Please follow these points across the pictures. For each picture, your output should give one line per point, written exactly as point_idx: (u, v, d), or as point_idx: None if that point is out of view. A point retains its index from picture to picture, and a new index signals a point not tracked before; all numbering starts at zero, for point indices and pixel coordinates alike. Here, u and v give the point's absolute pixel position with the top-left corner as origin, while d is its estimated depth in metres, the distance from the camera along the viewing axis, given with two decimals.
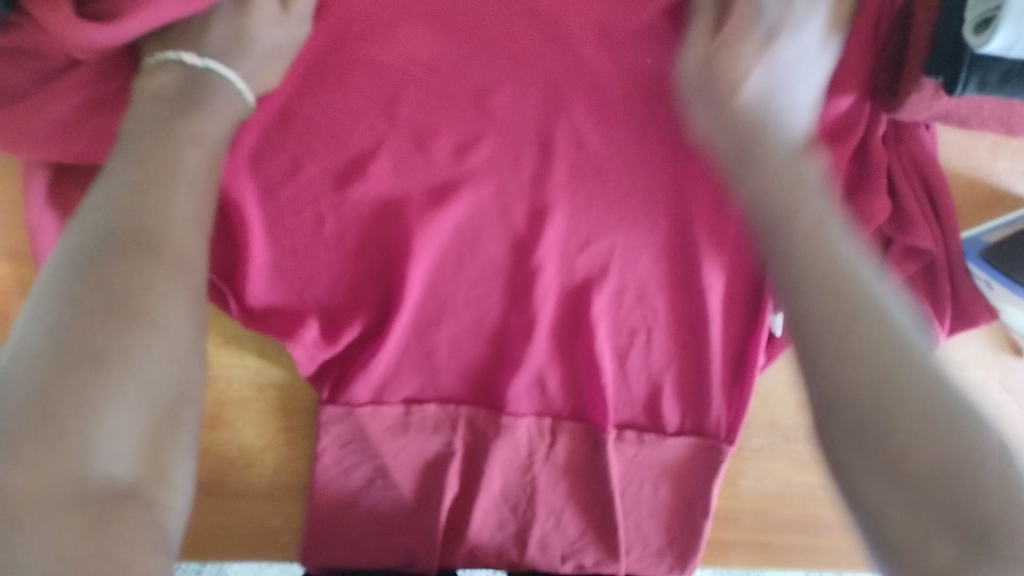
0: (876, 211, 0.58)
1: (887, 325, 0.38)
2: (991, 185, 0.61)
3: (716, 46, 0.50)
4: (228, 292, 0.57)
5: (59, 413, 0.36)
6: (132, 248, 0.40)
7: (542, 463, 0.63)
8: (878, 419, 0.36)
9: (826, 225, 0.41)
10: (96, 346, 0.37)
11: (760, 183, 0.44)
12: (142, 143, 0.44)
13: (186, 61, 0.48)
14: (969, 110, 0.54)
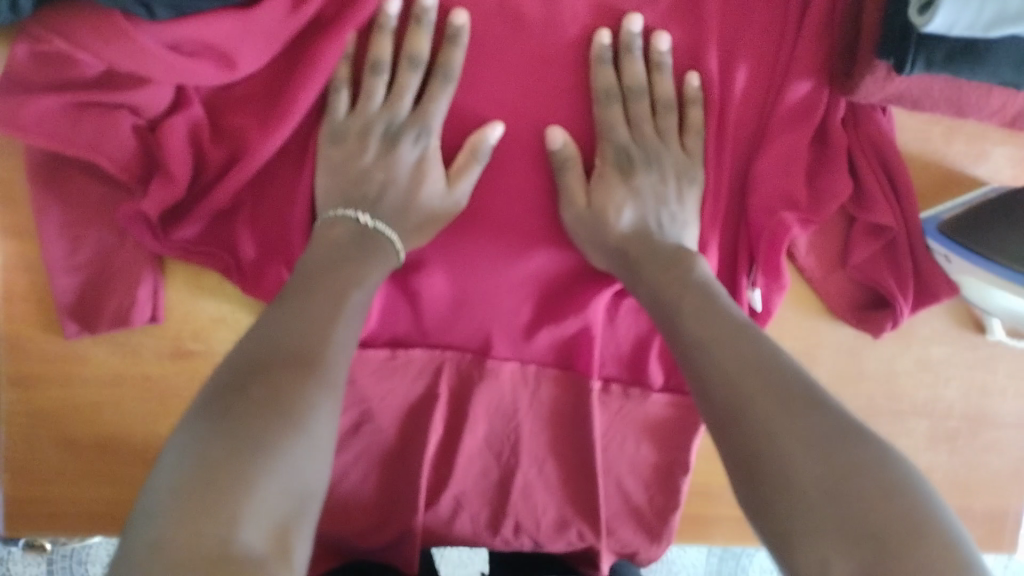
0: (839, 189, 0.61)
1: (767, 363, 0.47)
2: (946, 170, 0.65)
3: (593, 209, 0.58)
4: (231, 268, 0.57)
5: (217, 482, 0.38)
6: (297, 362, 0.44)
7: (526, 438, 0.65)
8: (766, 446, 0.43)
9: (715, 295, 0.53)
10: (244, 431, 0.40)
11: (682, 272, 0.55)
12: (335, 270, 0.50)
13: (359, 219, 0.56)
14: (920, 91, 0.58)
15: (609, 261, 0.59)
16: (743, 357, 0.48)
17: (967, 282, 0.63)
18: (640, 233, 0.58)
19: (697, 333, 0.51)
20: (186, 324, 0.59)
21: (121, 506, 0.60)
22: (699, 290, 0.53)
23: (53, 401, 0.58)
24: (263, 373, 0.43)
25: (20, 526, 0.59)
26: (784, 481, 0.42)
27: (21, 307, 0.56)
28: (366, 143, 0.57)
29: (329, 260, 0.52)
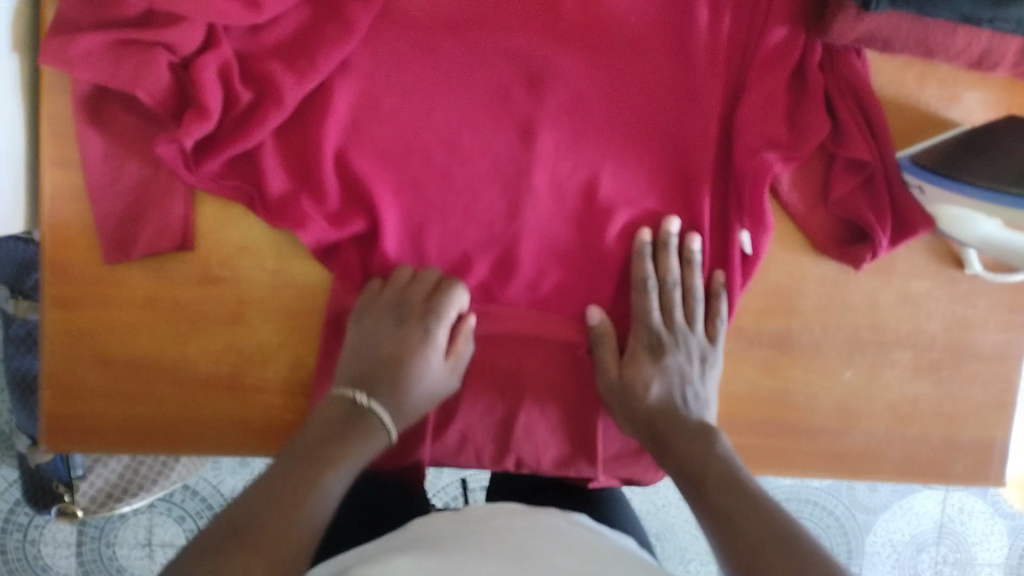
0: (818, 126, 0.66)
1: (773, 526, 0.53)
2: (920, 110, 0.69)
3: (623, 380, 0.67)
4: (255, 195, 0.63)
5: (252, 510, 0.52)
6: (352, 412, 0.61)
7: (531, 366, 0.69)
8: (728, 522, 0.54)
9: (738, 471, 0.59)
10: (308, 446, 0.58)
11: (695, 449, 0.62)
12: (335, 432, 0.59)
13: (357, 399, 0.62)
14: (889, 31, 0.63)
15: (641, 436, 0.66)
16: (766, 529, 0.52)
17: (939, 213, 0.67)
18: (663, 410, 0.66)
19: (706, 505, 0.57)
20: (214, 251, 0.64)
21: (149, 423, 0.65)
22: (703, 441, 0.62)
23: (92, 320, 0.63)
24: (283, 487, 0.54)
25: (59, 439, 0.65)
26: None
27: (65, 232, 0.62)
28: (381, 321, 0.64)
29: (324, 449, 0.58)
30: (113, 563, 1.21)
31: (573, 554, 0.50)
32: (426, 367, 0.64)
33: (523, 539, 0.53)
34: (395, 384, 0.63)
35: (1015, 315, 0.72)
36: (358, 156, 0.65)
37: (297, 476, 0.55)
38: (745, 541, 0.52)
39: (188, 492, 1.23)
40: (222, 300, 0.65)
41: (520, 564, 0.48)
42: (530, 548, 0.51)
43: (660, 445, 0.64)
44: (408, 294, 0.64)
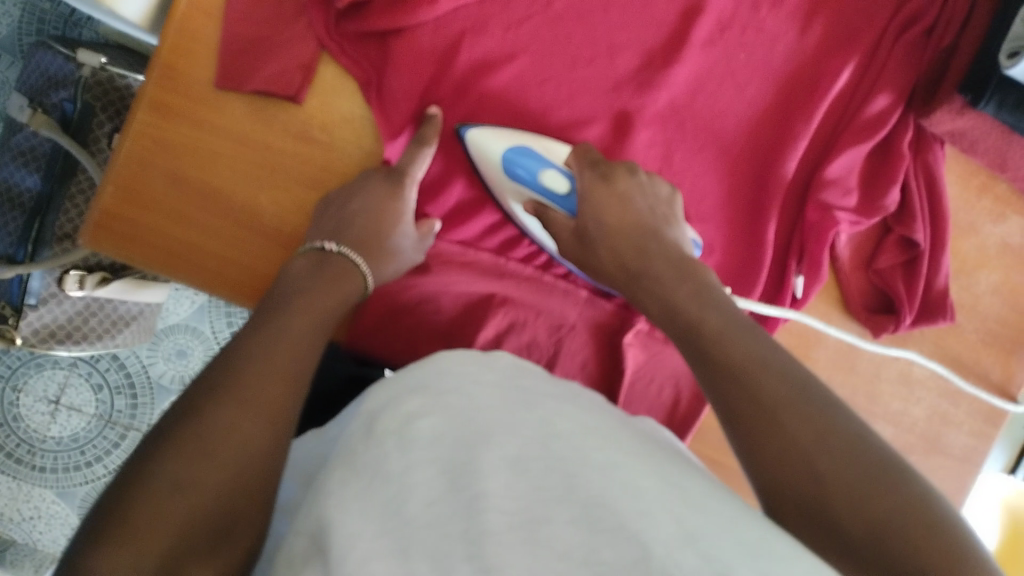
0: (887, 201, 0.71)
1: (812, 442, 0.44)
2: (974, 216, 0.76)
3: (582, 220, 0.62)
4: (375, 80, 0.64)
5: (203, 397, 0.44)
6: (314, 252, 0.59)
7: (569, 329, 0.71)
8: (808, 441, 0.44)
9: (732, 319, 0.52)
10: (275, 305, 0.53)
11: (719, 344, 0.50)
12: (295, 275, 0.56)
13: (326, 246, 0.59)
14: (977, 134, 0.70)
15: (676, 330, 0.54)
16: (803, 423, 0.45)
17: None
18: (691, 296, 0.55)
19: (748, 440, 0.46)
20: (320, 114, 0.65)
21: (192, 251, 0.65)
22: (742, 331, 0.51)
23: (181, 135, 0.63)
24: (233, 372, 0.46)
25: (104, 240, 0.63)
26: (830, 532, 0.42)
27: (182, 42, 0.62)
28: (366, 199, 0.62)
29: (315, 313, 0.53)
30: (12, 410, 1.17)
31: (608, 444, 0.45)
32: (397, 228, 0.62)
33: (560, 415, 0.48)
34: (365, 239, 0.61)
35: (987, 426, 0.79)
36: (489, 81, 0.65)
37: (250, 354, 0.48)
38: (871, 518, 0.41)
39: (112, 361, 1.20)
40: (306, 161, 0.66)
41: (551, 447, 0.44)
42: (560, 426, 0.46)
43: (690, 340, 0.52)
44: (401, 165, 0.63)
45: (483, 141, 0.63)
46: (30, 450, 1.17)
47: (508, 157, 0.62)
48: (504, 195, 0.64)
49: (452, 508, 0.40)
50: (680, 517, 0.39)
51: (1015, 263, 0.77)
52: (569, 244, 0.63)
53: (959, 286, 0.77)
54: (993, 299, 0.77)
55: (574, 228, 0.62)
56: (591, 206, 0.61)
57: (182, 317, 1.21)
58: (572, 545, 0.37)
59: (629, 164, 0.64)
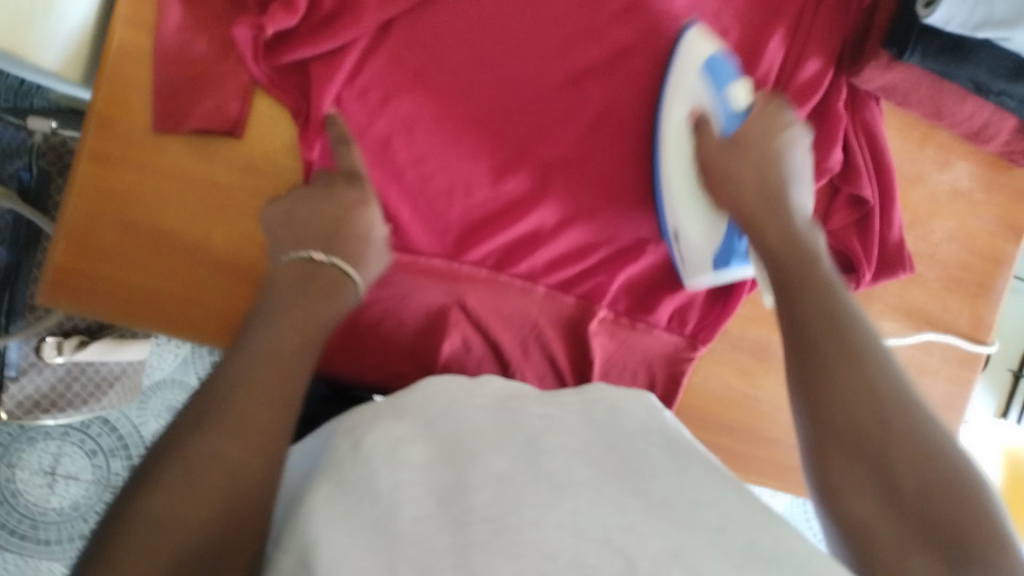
0: (831, 161, 0.72)
1: (878, 394, 0.50)
2: (919, 166, 0.77)
3: (735, 141, 0.64)
4: (303, 109, 0.65)
5: (192, 424, 0.44)
6: (305, 263, 0.58)
7: (534, 328, 0.72)
8: (877, 398, 0.49)
9: (836, 283, 0.58)
10: (266, 317, 0.53)
11: (816, 287, 0.57)
12: (282, 291, 0.55)
13: (315, 257, 0.58)
14: (909, 86, 0.71)
15: (777, 278, 0.59)
16: (875, 379, 0.50)
17: (697, 256, 0.68)
18: (790, 244, 0.61)
19: (833, 379, 0.51)
20: (258, 146, 0.66)
21: (157, 298, 0.66)
22: (827, 282, 0.57)
23: (128, 186, 0.64)
24: (219, 395, 0.46)
25: (65, 298, 0.65)
26: (879, 471, 0.47)
27: (116, 94, 0.63)
28: (329, 203, 0.61)
29: (302, 326, 0.52)
30: (9, 486, 1.16)
31: (589, 457, 0.49)
32: (371, 226, 0.61)
33: (545, 432, 0.51)
34: (346, 248, 0.59)
35: (964, 371, 0.80)
36: (422, 93, 0.65)
37: (236, 374, 0.47)
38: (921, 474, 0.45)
39: (104, 426, 1.20)
40: (255, 196, 0.67)
41: (537, 462, 0.48)
42: (545, 442, 0.50)
43: (794, 286, 0.58)
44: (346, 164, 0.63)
45: (698, 40, 0.65)
46: (32, 524, 1.16)
47: (711, 56, 0.64)
48: (671, 93, 0.67)
49: (441, 526, 0.42)
50: (665, 531, 0.42)
51: (967, 207, 0.78)
52: (715, 148, 0.64)
53: (915, 237, 0.77)
54: (951, 245, 0.78)
55: (727, 146, 0.64)
56: (755, 133, 0.64)
57: (167, 372, 1.21)
58: (559, 548, 0.41)
59: (807, 129, 0.66)
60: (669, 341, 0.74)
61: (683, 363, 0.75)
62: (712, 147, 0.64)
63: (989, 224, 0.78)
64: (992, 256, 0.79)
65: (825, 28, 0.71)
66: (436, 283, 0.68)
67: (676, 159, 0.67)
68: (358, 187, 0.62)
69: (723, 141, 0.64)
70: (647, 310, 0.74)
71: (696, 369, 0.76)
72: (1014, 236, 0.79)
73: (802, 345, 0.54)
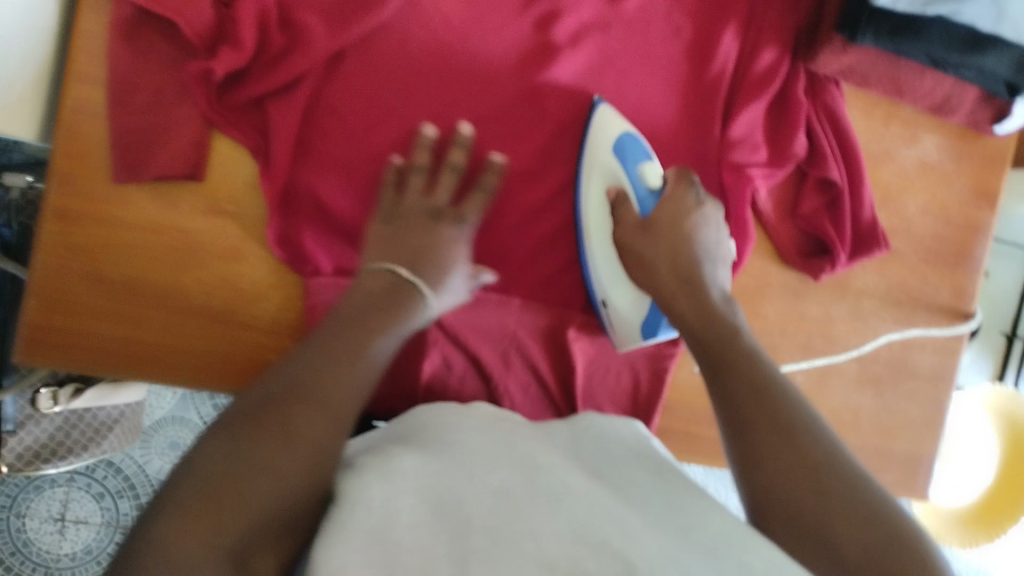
0: (796, 146, 0.72)
1: (812, 463, 0.49)
2: (886, 144, 0.77)
3: (646, 223, 0.64)
4: (264, 149, 0.64)
5: (270, 414, 0.43)
6: (389, 278, 0.57)
7: (514, 341, 0.72)
8: (810, 466, 0.49)
9: (759, 349, 0.57)
10: (350, 321, 0.52)
11: (741, 358, 0.56)
12: (351, 300, 0.54)
13: (399, 271, 0.58)
14: (867, 66, 0.70)
15: (705, 352, 0.58)
16: (808, 448, 0.50)
17: (629, 325, 0.68)
18: (706, 317, 0.59)
19: (761, 457, 0.50)
20: (222, 185, 0.66)
21: (134, 347, 0.66)
22: (750, 353, 0.56)
23: (95, 238, 0.64)
24: (291, 392, 0.45)
25: (44, 353, 0.65)
26: (822, 541, 0.46)
27: (74, 148, 0.63)
28: (416, 222, 0.61)
29: (370, 330, 0.52)
30: (20, 536, 1.15)
31: (582, 473, 0.50)
32: (456, 260, 0.61)
33: (537, 449, 0.52)
34: (428, 268, 0.59)
35: (949, 342, 0.80)
36: (381, 120, 0.66)
37: (315, 373, 0.47)
38: (866, 544, 0.45)
39: (109, 468, 1.20)
40: (222, 238, 0.67)
41: (532, 478, 0.48)
42: (539, 459, 0.50)
43: (725, 357, 0.56)
44: (405, 206, 0.62)
45: (610, 115, 0.67)
46: (46, 572, 1.15)
47: (620, 136, 0.66)
48: (591, 168, 0.67)
49: (439, 534, 0.43)
50: (662, 541, 0.43)
51: (937, 179, 0.78)
52: (629, 228, 0.64)
53: (889, 214, 0.77)
54: (925, 218, 0.78)
55: (639, 220, 0.64)
56: (668, 214, 0.64)
57: (167, 410, 1.21)
58: (557, 553, 0.41)
59: (717, 203, 0.67)
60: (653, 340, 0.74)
61: (666, 359, 0.74)
62: (627, 222, 0.64)
63: (961, 194, 0.78)
64: (967, 225, 0.79)
65: (779, 16, 0.71)
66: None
67: (604, 228, 0.67)
68: (460, 228, 0.63)
69: (632, 212, 0.64)
70: None
71: (681, 366, 0.76)
72: (987, 204, 0.79)
73: (732, 417, 0.53)
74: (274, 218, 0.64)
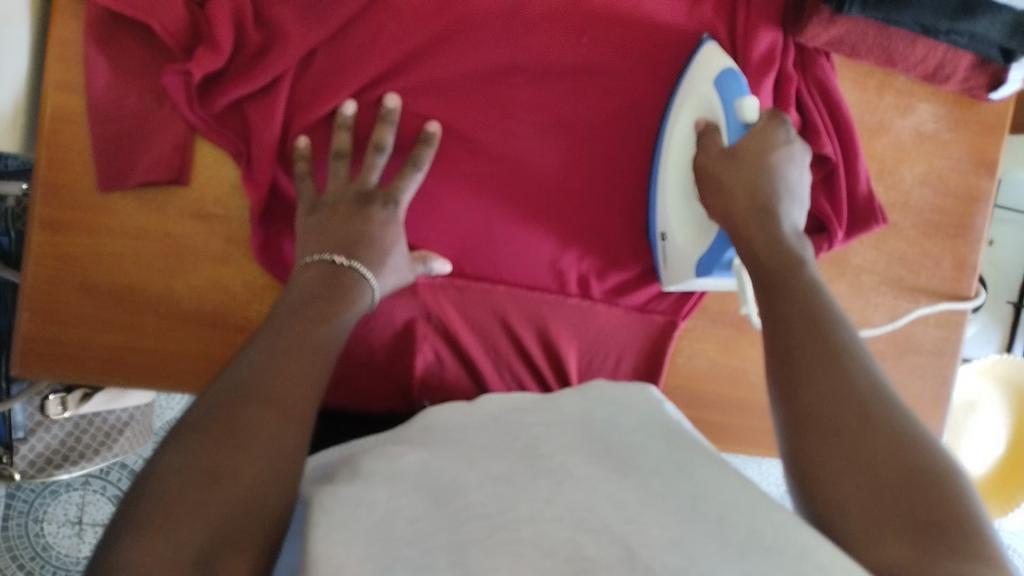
0: (789, 121, 0.71)
1: (855, 385, 0.49)
2: (881, 115, 0.75)
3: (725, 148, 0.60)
4: (245, 153, 0.64)
5: (218, 424, 0.43)
6: (332, 269, 0.57)
7: (509, 332, 0.72)
8: (857, 387, 0.49)
9: (820, 283, 0.57)
10: (291, 318, 0.52)
11: (793, 284, 0.56)
12: (291, 294, 0.55)
13: (336, 260, 0.58)
14: (856, 37, 0.69)
15: (762, 279, 0.58)
16: (856, 372, 0.50)
17: (680, 260, 0.67)
18: (774, 245, 0.58)
19: (813, 379, 0.50)
20: (208, 188, 0.66)
21: (129, 353, 0.67)
22: (803, 277, 0.57)
23: (84, 247, 0.64)
24: (240, 397, 0.45)
25: (39, 364, 0.65)
26: (856, 458, 0.46)
27: (58, 158, 0.63)
28: (340, 210, 0.60)
29: (313, 323, 0.52)
30: (39, 541, 1.13)
31: (586, 453, 0.46)
32: (392, 244, 0.61)
33: (542, 436, 0.49)
34: (372, 253, 0.59)
35: (953, 314, 0.78)
36: (362, 115, 0.65)
37: (260, 374, 0.46)
38: (901, 461, 0.45)
39: (123, 470, 1.17)
40: (212, 242, 0.66)
41: (534, 464, 0.45)
42: (542, 446, 0.48)
43: (784, 283, 0.56)
44: (328, 198, 0.61)
45: (715, 52, 0.64)
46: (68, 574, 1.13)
47: (726, 68, 0.61)
48: (696, 91, 0.64)
49: (437, 523, 0.40)
50: (664, 520, 0.39)
51: (934, 149, 0.76)
52: (714, 156, 0.60)
53: (885, 187, 0.76)
54: (923, 189, 0.77)
55: (721, 150, 0.60)
56: (755, 147, 0.60)
57: (178, 410, 1.21)
58: (556, 540, 0.38)
59: (806, 147, 0.63)
60: (647, 322, 0.75)
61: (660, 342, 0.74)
62: (706, 147, 0.61)
63: (960, 163, 0.77)
64: (967, 194, 0.77)
65: None
66: (401, 300, 0.68)
67: (683, 157, 0.65)
68: (393, 212, 0.62)
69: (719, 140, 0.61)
70: (620, 294, 0.74)
71: (679, 349, 0.76)
72: (987, 172, 0.77)
73: (780, 335, 0.54)
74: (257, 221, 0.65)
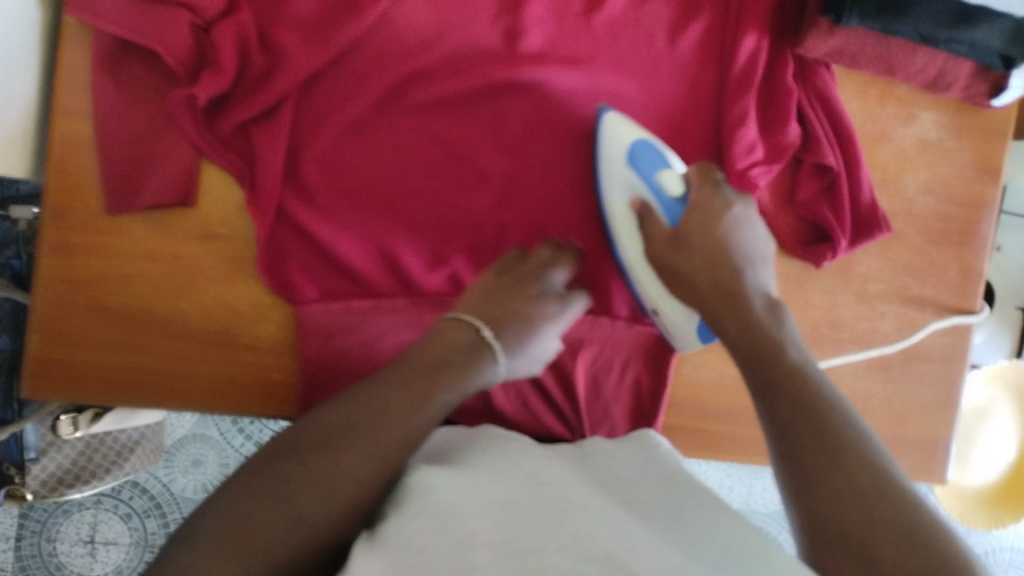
0: (789, 135, 0.71)
1: (823, 436, 0.50)
2: (883, 124, 0.75)
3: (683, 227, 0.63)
4: (248, 175, 0.64)
5: (288, 471, 0.45)
6: (481, 339, 0.59)
7: None
8: (833, 440, 0.50)
9: (808, 364, 0.56)
10: (416, 373, 0.53)
11: (764, 336, 0.58)
12: (419, 353, 0.55)
13: (484, 331, 0.59)
14: (856, 47, 0.69)
15: (755, 379, 0.56)
16: (831, 418, 0.51)
17: (683, 333, 0.68)
18: (738, 310, 0.60)
19: (809, 470, 0.49)
20: (215, 209, 0.66)
21: (137, 373, 0.67)
22: (775, 330, 0.58)
23: (92, 269, 0.65)
24: (318, 449, 0.46)
25: (48, 386, 0.66)
26: (838, 527, 0.46)
27: (63, 181, 0.63)
28: (525, 286, 0.64)
29: (428, 381, 0.52)
30: (52, 560, 1.13)
31: (591, 489, 0.47)
32: (540, 327, 0.63)
33: (545, 467, 0.50)
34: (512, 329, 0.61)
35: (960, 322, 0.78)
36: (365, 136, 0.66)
37: (350, 429, 0.48)
38: (884, 529, 0.45)
39: (135, 488, 1.16)
40: (219, 261, 0.67)
41: (539, 491, 0.46)
42: (546, 476, 0.48)
43: (777, 384, 0.54)
44: (512, 270, 0.66)
45: (620, 123, 0.67)
46: None
47: (635, 144, 0.66)
48: (611, 179, 0.67)
49: (445, 550, 0.40)
50: (669, 552, 0.40)
51: (937, 157, 0.76)
52: (659, 245, 0.64)
53: (889, 196, 0.76)
54: (927, 197, 0.77)
55: (668, 235, 0.63)
56: (697, 223, 0.63)
57: (188, 428, 1.18)
58: (561, 570, 0.38)
59: (746, 199, 0.66)
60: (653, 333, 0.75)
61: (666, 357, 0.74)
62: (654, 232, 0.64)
63: (963, 170, 0.77)
64: (971, 202, 0.77)
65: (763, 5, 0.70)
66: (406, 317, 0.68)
67: (631, 249, 0.67)
68: (547, 285, 0.65)
69: (659, 225, 0.64)
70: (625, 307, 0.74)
71: (685, 362, 0.76)
72: (990, 178, 0.78)
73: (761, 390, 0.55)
74: (262, 243, 0.64)
